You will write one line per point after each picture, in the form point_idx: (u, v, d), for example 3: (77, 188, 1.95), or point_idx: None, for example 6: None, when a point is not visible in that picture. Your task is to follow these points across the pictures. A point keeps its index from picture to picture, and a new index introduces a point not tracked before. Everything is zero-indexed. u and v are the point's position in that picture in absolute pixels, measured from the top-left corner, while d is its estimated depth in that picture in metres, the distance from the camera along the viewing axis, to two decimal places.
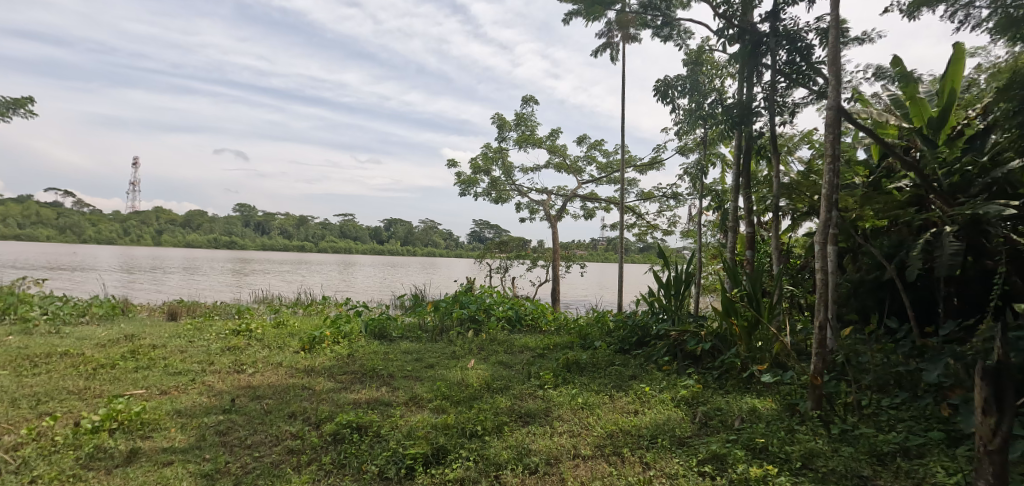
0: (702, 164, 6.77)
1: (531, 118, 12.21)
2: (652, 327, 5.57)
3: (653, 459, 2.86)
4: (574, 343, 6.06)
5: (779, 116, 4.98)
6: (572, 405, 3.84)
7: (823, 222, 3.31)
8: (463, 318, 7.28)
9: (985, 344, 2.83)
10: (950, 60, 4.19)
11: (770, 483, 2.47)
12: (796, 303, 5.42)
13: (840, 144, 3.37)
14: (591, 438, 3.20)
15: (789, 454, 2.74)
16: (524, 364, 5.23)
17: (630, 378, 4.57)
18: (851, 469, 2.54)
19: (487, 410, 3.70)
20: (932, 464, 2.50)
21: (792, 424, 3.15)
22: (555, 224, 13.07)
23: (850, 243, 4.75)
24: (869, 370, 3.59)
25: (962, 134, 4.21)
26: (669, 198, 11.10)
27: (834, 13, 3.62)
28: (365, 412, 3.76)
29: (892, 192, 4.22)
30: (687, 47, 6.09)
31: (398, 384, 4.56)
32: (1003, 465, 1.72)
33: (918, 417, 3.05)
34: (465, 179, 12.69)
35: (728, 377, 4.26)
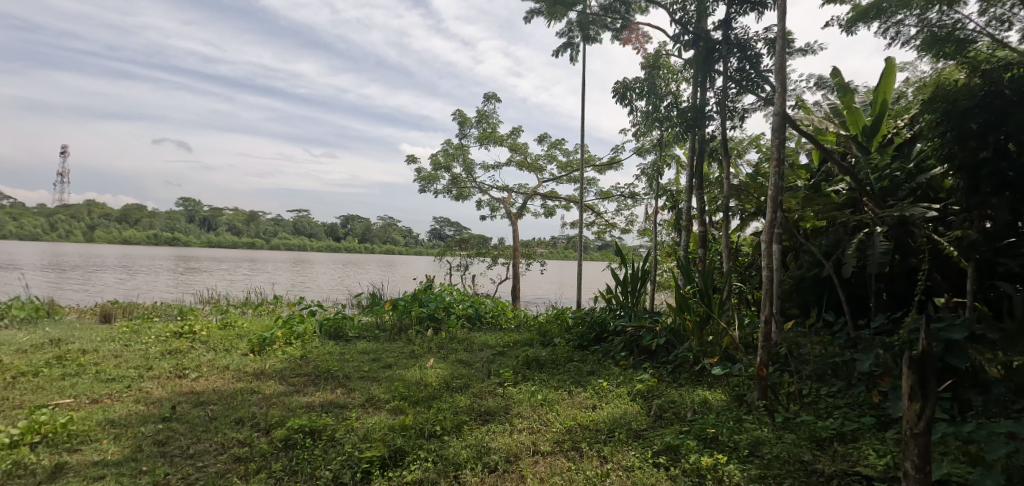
0: (658, 164, 6.99)
1: (492, 116, 12.18)
2: (609, 323, 5.71)
3: (610, 452, 2.93)
4: (533, 340, 6.12)
5: (730, 121, 5.23)
6: (532, 402, 3.87)
7: (769, 223, 3.50)
8: (422, 317, 7.17)
9: (911, 335, 3.09)
10: (882, 74, 4.58)
11: (720, 471, 2.60)
12: (743, 299, 5.71)
13: (785, 148, 3.56)
14: (551, 434, 3.24)
15: (737, 442, 2.88)
16: (484, 362, 5.22)
17: (589, 373, 4.67)
18: (793, 455, 2.70)
19: (446, 410, 3.66)
20: (865, 447, 2.71)
21: (739, 413, 3.32)
22: (514, 221, 13.11)
23: (793, 242, 5.06)
24: (809, 361, 3.84)
25: (892, 141, 4.54)
26: (626, 197, 11.38)
27: (781, 25, 3.83)
28: (319, 416, 3.62)
29: (830, 194, 4.52)
30: (645, 51, 6.29)
31: (355, 385, 4.43)
32: (926, 447, 1.88)
33: (852, 404, 3.29)
34: (424, 176, 12.50)
35: (682, 370, 4.44)
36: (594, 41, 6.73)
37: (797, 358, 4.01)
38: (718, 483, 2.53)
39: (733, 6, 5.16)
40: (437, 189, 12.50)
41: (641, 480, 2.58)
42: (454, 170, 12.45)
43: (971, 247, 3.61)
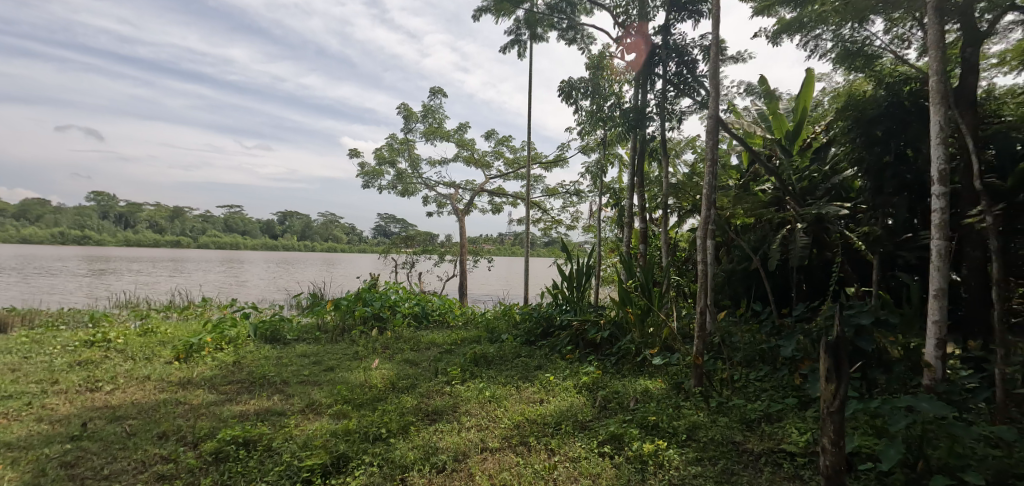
0: (602, 163, 7.21)
1: (438, 111, 11.98)
2: (555, 318, 5.82)
3: (557, 445, 2.99)
4: (481, 337, 6.10)
5: (668, 122, 5.48)
6: (480, 399, 3.86)
7: (703, 220, 3.71)
8: (366, 317, 6.93)
9: (827, 322, 3.39)
10: (803, 83, 4.98)
11: (661, 457, 2.73)
12: (681, 292, 6.03)
13: (718, 149, 3.77)
14: (499, 430, 3.24)
15: (676, 428, 3.04)
16: (431, 361, 5.13)
17: (536, 368, 4.73)
18: (726, 437, 2.90)
19: (392, 411, 3.58)
20: (788, 425, 2.95)
21: (678, 400, 3.50)
22: (461, 218, 12.99)
23: (725, 238, 5.42)
24: (739, 349, 4.12)
25: (810, 146, 5.00)
26: (572, 194, 11.62)
27: (715, 33, 4.07)
28: (253, 426, 3.41)
29: (758, 193, 4.86)
30: (590, 52, 6.45)
31: (293, 391, 4.21)
32: (840, 423, 2.07)
33: (777, 386, 3.56)
34: (367, 171, 12.07)
35: (624, 362, 4.60)
36: (541, 39, 6.79)
37: (729, 346, 4.30)
38: (659, 468, 2.66)
39: (671, 13, 5.40)
40: (381, 185, 12.12)
41: (588, 470, 2.66)
42: (399, 165, 12.12)
43: (875, 241, 4.02)
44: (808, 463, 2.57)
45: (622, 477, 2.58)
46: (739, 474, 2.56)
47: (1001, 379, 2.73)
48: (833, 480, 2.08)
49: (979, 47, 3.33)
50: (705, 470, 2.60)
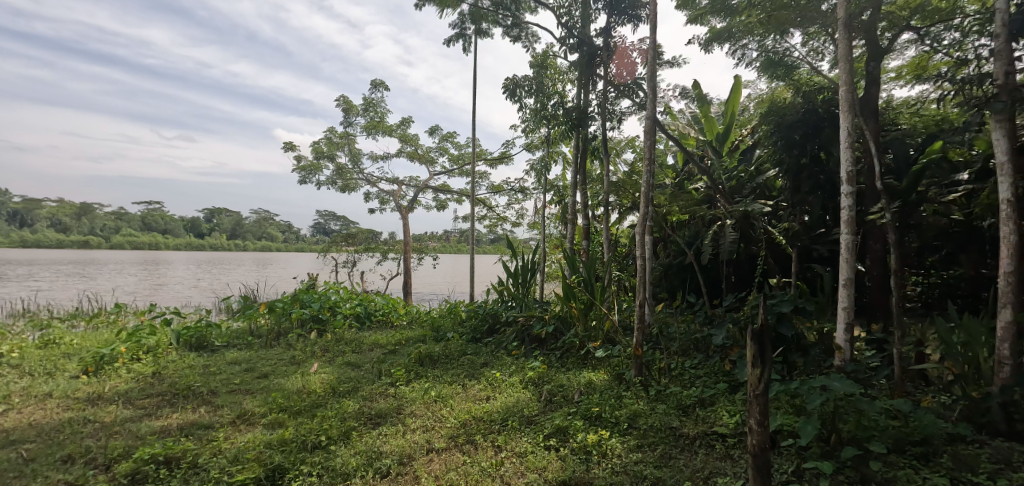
0: (546, 161, 7.32)
1: (380, 104, 11.59)
2: (501, 314, 5.85)
3: (504, 441, 3.01)
4: (426, 336, 5.99)
5: (609, 122, 5.65)
6: (426, 400, 3.79)
7: (641, 216, 3.88)
8: (304, 319, 6.58)
9: (753, 311, 3.66)
10: (732, 89, 5.35)
11: (604, 446, 2.84)
12: (621, 286, 6.26)
13: (655, 149, 3.94)
14: (445, 430, 3.21)
15: (618, 417, 3.16)
16: (375, 363, 4.97)
17: (482, 365, 4.73)
18: (664, 423, 3.05)
19: (333, 417, 3.44)
20: (720, 409, 3.15)
21: (620, 391, 3.64)
22: (405, 215, 12.65)
23: (662, 233, 5.71)
24: (675, 339, 4.35)
25: (738, 148, 5.42)
26: (517, 191, 11.66)
27: (652, 38, 4.28)
28: (174, 442, 3.14)
29: (692, 192, 5.14)
30: (534, 50, 6.49)
31: (222, 401, 3.92)
32: (765, 404, 2.19)
33: (709, 373, 3.79)
34: (304, 166, 11.45)
35: (569, 355, 4.71)
36: (486, 35, 6.75)
37: (665, 336, 4.53)
38: (601, 457, 2.76)
39: (612, 16, 5.56)
40: (319, 181, 11.54)
41: (534, 464, 2.70)
42: (338, 160, 11.59)
43: (793, 236, 4.39)
44: (737, 443, 2.77)
45: (568, 468, 2.64)
46: (676, 458, 2.71)
47: (898, 357, 3.07)
48: (759, 458, 2.20)
49: (880, 61, 3.73)
50: (645, 456, 2.73)
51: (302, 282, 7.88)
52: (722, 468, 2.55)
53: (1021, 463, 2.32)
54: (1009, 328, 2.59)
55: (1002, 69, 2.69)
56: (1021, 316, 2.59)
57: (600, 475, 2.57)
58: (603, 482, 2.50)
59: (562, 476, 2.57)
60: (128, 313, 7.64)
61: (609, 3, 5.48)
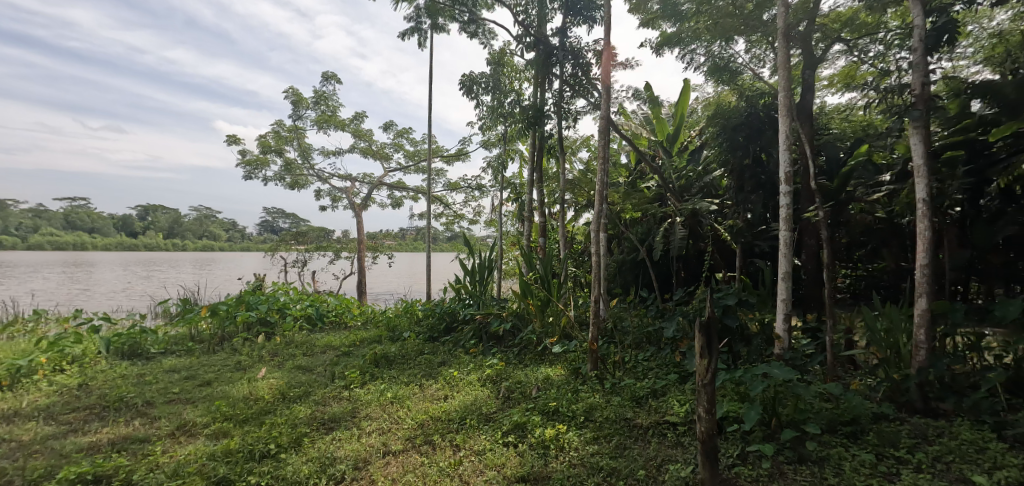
0: (503, 158, 7.32)
1: (332, 97, 11.14)
2: (459, 312, 5.80)
3: (462, 440, 2.99)
4: (381, 337, 5.84)
5: (564, 121, 5.73)
6: (382, 401, 3.71)
7: (596, 214, 3.96)
8: (250, 323, 6.25)
9: (701, 304, 3.84)
10: (681, 92, 5.56)
11: (561, 440, 2.89)
12: (577, 282, 6.39)
13: (609, 148, 4.03)
14: (402, 432, 3.15)
15: (574, 411, 3.23)
16: (328, 366, 4.78)
17: (439, 364, 4.67)
18: (619, 414, 3.14)
19: (282, 424, 3.30)
20: (671, 399, 3.28)
21: (576, 385, 3.71)
22: (359, 213, 12.25)
23: (616, 231, 6.04)
24: (629, 333, 4.48)
25: (687, 147, 5.64)
26: (474, 189, 11.56)
27: (606, 39, 4.41)
28: (104, 459, 2.90)
29: (644, 190, 5.31)
30: (491, 47, 6.46)
31: (159, 412, 3.65)
32: (713, 392, 2.29)
33: (661, 364, 3.94)
34: (249, 160, 10.83)
35: (526, 352, 4.74)
36: (442, 30, 6.65)
37: (619, 331, 4.65)
38: (559, 450, 2.81)
39: (568, 16, 5.62)
40: (265, 176, 10.96)
41: (492, 462, 2.70)
42: (287, 155, 11.05)
43: (737, 232, 4.63)
44: (687, 431, 2.89)
45: (526, 464, 2.66)
46: (630, 448, 2.80)
47: (831, 344, 3.31)
48: (707, 443, 2.30)
49: (815, 70, 4.03)
50: (601, 447, 2.80)
51: (249, 283, 7.47)
52: (673, 455, 2.66)
53: (934, 437, 2.58)
54: (925, 314, 2.84)
55: (919, 80, 2.95)
56: (935, 304, 2.85)
57: (558, 468, 2.61)
58: (561, 474, 2.54)
59: (521, 472, 2.59)
60: (48, 320, 6.97)
61: (565, 3, 5.54)
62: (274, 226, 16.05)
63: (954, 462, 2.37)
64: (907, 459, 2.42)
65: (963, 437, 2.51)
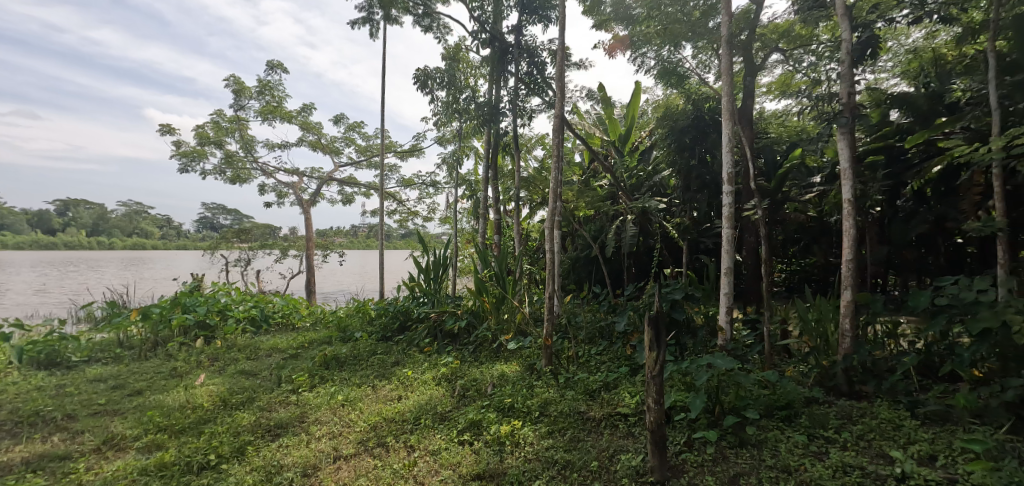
0: (458, 154, 7.25)
1: (277, 87, 10.56)
2: (413, 311, 5.69)
3: (416, 440, 2.95)
4: (332, 338, 5.62)
5: (519, 119, 5.74)
6: (332, 405, 3.57)
7: (551, 211, 4.01)
8: (187, 326, 5.83)
9: (651, 299, 3.98)
10: (633, 93, 5.72)
11: (516, 436, 2.92)
12: (532, 279, 6.45)
13: (563, 147, 4.08)
14: (353, 435, 3.06)
15: (529, 406, 3.26)
16: (273, 369, 4.54)
17: (393, 364, 4.56)
18: (573, 408, 3.21)
19: (224, 433, 3.12)
20: (623, 391, 3.38)
21: (531, 380, 3.75)
22: (307, 209, 11.72)
23: (570, 228, 6.16)
24: (582, 328, 4.57)
25: (638, 148, 5.83)
26: (428, 185, 11.35)
27: (560, 39, 4.47)
28: (16, 481, 2.63)
29: (597, 189, 5.43)
30: (446, 42, 6.38)
31: (82, 426, 3.34)
32: (661, 383, 2.39)
33: (613, 358, 4.05)
34: (185, 151, 10.07)
35: (481, 349, 4.73)
36: (395, 22, 6.48)
37: (573, 326, 4.74)
38: (514, 446, 2.83)
39: (524, 15, 5.64)
40: (202, 169, 10.24)
41: (448, 461, 2.69)
42: (227, 147, 10.37)
43: (684, 230, 4.84)
44: (637, 421, 3.00)
45: (481, 461, 2.67)
46: (583, 440, 2.86)
47: (768, 335, 3.53)
48: (656, 433, 2.40)
49: (755, 77, 4.26)
50: (555, 441, 2.85)
51: (185, 284, 6.97)
52: (625, 445, 2.75)
53: (858, 417, 2.81)
54: (850, 305, 3.08)
55: (847, 90, 3.17)
56: (858, 295, 3.10)
57: (513, 464, 2.63)
58: (517, 470, 2.56)
59: (475, 470, 2.59)
60: None
61: (520, 1, 5.55)
62: (212, 223, 15.04)
63: (875, 439, 2.60)
64: (835, 439, 2.63)
65: (883, 416, 2.76)
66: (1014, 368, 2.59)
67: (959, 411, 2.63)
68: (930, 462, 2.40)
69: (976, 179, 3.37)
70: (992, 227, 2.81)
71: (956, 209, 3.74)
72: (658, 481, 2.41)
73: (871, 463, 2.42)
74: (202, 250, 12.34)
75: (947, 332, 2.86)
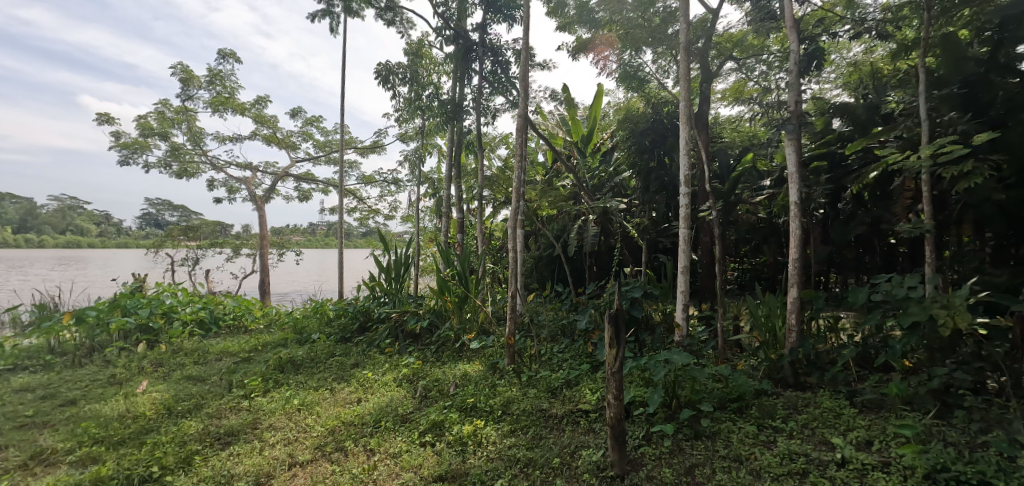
0: (420, 152, 7.15)
1: (228, 78, 10.03)
2: (373, 311, 5.55)
3: (376, 443, 2.89)
4: (288, 340, 5.40)
5: (483, 117, 5.72)
6: (287, 410, 3.44)
7: (514, 210, 4.02)
8: (127, 330, 5.45)
9: (611, 296, 4.07)
10: (595, 95, 5.82)
11: (479, 435, 2.91)
12: (496, 278, 6.44)
13: (527, 146, 4.10)
14: (310, 440, 2.96)
15: (492, 405, 3.26)
16: (223, 374, 4.31)
17: (352, 366, 4.44)
18: (535, 406, 3.23)
19: (169, 443, 2.95)
20: (584, 387, 3.44)
21: (494, 380, 3.75)
22: (261, 206, 11.20)
23: (533, 228, 6.22)
24: (544, 326, 4.62)
25: (599, 148, 5.93)
26: (390, 183, 11.11)
27: (524, 39, 4.50)
28: None
29: (560, 188, 5.50)
30: (409, 37, 6.27)
31: (6, 440, 3.06)
32: (621, 379, 2.44)
33: (574, 355, 4.11)
34: (126, 143, 9.39)
35: (444, 349, 4.68)
36: (356, 15, 6.31)
37: (535, 324, 4.77)
38: (476, 446, 2.83)
39: (488, 13, 5.64)
40: (145, 162, 9.59)
41: (409, 463, 2.65)
42: (173, 139, 9.74)
43: (643, 229, 4.99)
44: (598, 417, 3.06)
45: (443, 463, 2.64)
46: (546, 437, 2.89)
47: (721, 331, 3.68)
48: (616, 428, 2.46)
49: (711, 84, 4.44)
50: (518, 439, 2.86)
51: (124, 284, 6.51)
52: (586, 441, 2.79)
53: (803, 406, 2.99)
54: (796, 301, 3.27)
55: (794, 98, 3.36)
56: (803, 292, 3.29)
57: (476, 464, 2.62)
58: (479, 470, 2.56)
59: (438, 471, 2.56)
60: None
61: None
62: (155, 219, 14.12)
63: (818, 427, 2.77)
64: (782, 428, 2.79)
65: (825, 405, 2.94)
66: (939, 358, 2.82)
67: (892, 399, 2.84)
68: (866, 447, 2.58)
69: (906, 184, 3.65)
70: (921, 229, 3.05)
71: (888, 212, 4.04)
72: (617, 475, 2.47)
73: (815, 449, 2.58)
74: (143, 248, 11.57)
75: (882, 326, 3.09)
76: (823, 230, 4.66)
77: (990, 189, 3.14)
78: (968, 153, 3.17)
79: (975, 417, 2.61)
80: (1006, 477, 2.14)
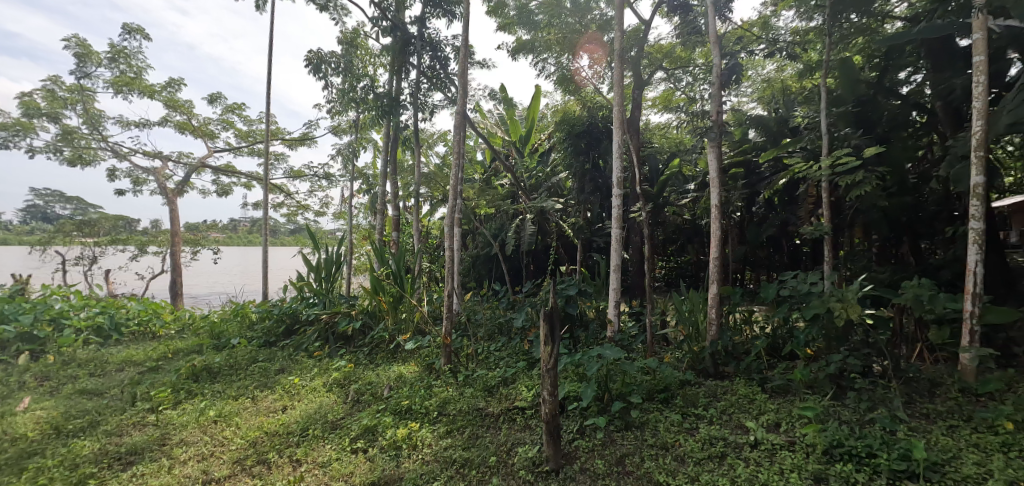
0: (353, 146, 6.86)
1: (135, 56, 8.97)
2: (301, 312, 5.24)
3: (304, 453, 2.74)
4: (203, 345, 4.94)
5: (420, 113, 5.60)
6: (202, 422, 3.15)
7: (451, 208, 3.96)
8: (4, 341, 4.73)
9: (547, 295, 4.15)
10: (533, 96, 5.90)
11: (414, 438, 2.85)
12: (432, 277, 6.33)
13: (466, 144, 4.06)
14: (228, 454, 2.74)
15: (427, 407, 3.21)
16: (125, 386, 3.85)
17: (277, 372, 4.16)
18: (471, 405, 3.22)
19: (58, 469, 2.59)
20: (520, 385, 3.48)
21: (430, 380, 3.68)
22: (173, 200, 10.15)
23: (470, 227, 6.21)
24: (482, 325, 4.61)
25: (536, 149, 6.04)
26: (320, 178, 10.53)
27: (464, 36, 4.45)
28: None
29: (497, 187, 5.53)
30: (343, 24, 5.97)
31: None
32: (556, 376, 2.50)
33: (511, 353, 4.14)
34: (7, 124, 8.11)
35: (377, 350, 4.53)
36: None
37: (472, 323, 4.76)
38: (411, 449, 2.76)
39: (428, 8, 5.53)
40: (28, 146, 8.31)
41: (339, 472, 2.53)
42: (64, 121, 8.55)
43: (578, 229, 5.14)
44: (533, 413, 3.11)
45: (376, 469, 2.56)
46: (482, 436, 2.90)
47: (650, 326, 3.89)
48: (552, 423, 2.51)
49: (643, 91, 4.67)
50: (454, 440, 2.84)
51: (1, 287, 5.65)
52: (522, 438, 2.83)
53: (722, 394, 3.23)
54: (716, 297, 3.53)
55: (717, 109, 3.62)
56: (722, 289, 3.55)
57: (410, 468, 2.56)
58: (413, 474, 2.50)
59: (370, 478, 2.48)
60: None
61: None
62: (40, 213, 12.38)
63: (734, 413, 3.01)
64: (703, 415, 2.99)
65: (740, 392, 3.20)
66: (835, 346, 3.18)
67: (797, 384, 3.16)
68: (775, 428, 2.85)
69: (808, 191, 4.06)
70: (821, 231, 3.42)
71: (793, 215, 4.48)
72: (553, 469, 2.52)
73: (731, 433, 2.80)
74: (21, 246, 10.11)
75: (789, 319, 3.42)
76: (738, 231, 5.07)
77: (876, 197, 3.58)
78: (859, 165, 3.58)
79: (864, 397, 2.96)
80: (887, 448, 2.45)
